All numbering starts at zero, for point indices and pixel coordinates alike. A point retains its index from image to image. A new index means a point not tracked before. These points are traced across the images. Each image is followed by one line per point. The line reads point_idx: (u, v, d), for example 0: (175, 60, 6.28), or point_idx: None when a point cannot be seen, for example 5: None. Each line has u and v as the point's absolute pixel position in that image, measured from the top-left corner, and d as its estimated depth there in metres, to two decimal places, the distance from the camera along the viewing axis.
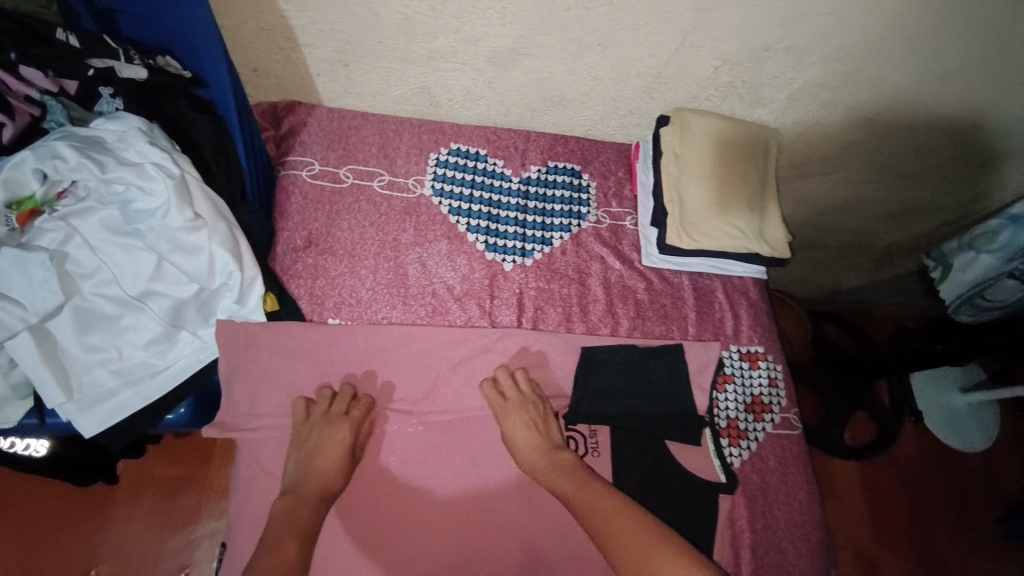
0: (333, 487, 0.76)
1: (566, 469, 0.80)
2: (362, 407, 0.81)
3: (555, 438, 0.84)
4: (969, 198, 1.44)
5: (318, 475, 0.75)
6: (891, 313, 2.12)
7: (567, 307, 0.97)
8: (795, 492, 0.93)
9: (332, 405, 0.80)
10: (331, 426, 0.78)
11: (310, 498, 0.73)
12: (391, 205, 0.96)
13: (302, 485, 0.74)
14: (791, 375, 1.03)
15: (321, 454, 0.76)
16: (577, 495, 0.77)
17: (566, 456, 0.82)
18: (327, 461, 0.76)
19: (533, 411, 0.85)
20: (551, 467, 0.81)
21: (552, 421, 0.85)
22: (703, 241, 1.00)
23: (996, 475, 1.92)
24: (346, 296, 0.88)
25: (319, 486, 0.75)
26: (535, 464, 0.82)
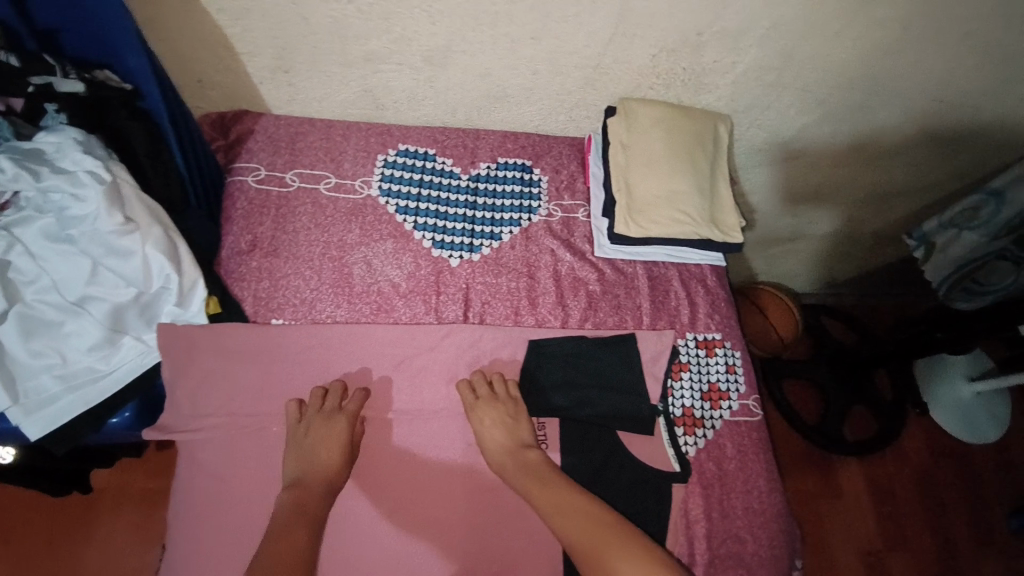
0: (337, 478, 0.77)
1: (528, 466, 0.79)
2: (357, 400, 0.82)
3: (524, 438, 0.83)
4: (947, 177, 1.40)
5: (320, 469, 0.76)
6: (887, 303, 2.06)
7: (516, 301, 0.97)
8: (755, 480, 0.90)
9: (326, 401, 0.81)
10: (327, 421, 0.79)
11: (317, 490, 0.74)
12: (337, 206, 0.97)
13: (306, 479, 0.75)
14: (750, 362, 1.01)
15: (318, 448, 0.77)
16: (537, 492, 0.76)
17: (531, 455, 0.81)
18: (329, 454, 0.77)
19: (503, 410, 0.85)
20: (513, 465, 0.80)
21: (524, 421, 0.84)
22: (653, 228, 0.99)
23: (1005, 465, 1.85)
24: (290, 297, 0.89)
25: (324, 478, 0.75)
26: (499, 461, 0.81)
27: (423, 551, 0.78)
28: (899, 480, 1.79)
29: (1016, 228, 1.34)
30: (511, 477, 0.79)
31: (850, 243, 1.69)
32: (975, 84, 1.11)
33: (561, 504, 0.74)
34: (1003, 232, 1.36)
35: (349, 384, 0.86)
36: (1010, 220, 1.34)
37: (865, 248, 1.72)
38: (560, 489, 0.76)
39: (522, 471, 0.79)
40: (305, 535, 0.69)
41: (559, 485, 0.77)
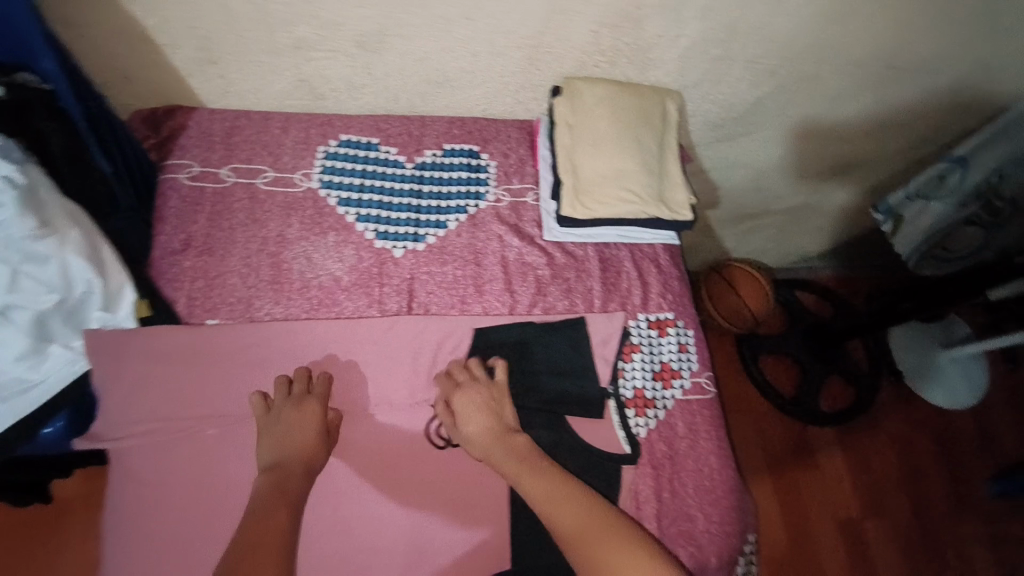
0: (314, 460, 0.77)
1: (519, 453, 0.80)
2: (322, 384, 0.83)
3: (508, 422, 0.84)
4: (910, 145, 1.38)
5: (297, 453, 0.76)
6: (864, 275, 2.06)
7: (462, 290, 0.96)
8: (705, 458, 0.91)
9: (292, 389, 0.82)
10: (295, 407, 0.80)
11: (296, 472, 0.75)
12: (273, 200, 0.94)
13: (284, 462, 0.75)
14: (703, 341, 1.00)
15: (291, 433, 0.77)
16: (525, 481, 0.77)
17: (519, 439, 0.82)
18: (302, 436, 0.78)
19: (484, 395, 0.85)
20: (500, 450, 0.81)
21: (508, 406, 0.85)
22: (599, 210, 0.97)
23: (980, 430, 1.86)
24: (227, 296, 0.87)
25: (301, 461, 0.76)
26: (484, 445, 0.82)
27: (363, 545, 0.80)
28: (875, 449, 1.80)
29: (981, 193, 1.35)
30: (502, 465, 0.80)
31: (820, 216, 1.67)
32: (927, 47, 1.09)
33: (549, 494, 0.75)
34: (969, 199, 1.36)
35: (314, 370, 0.86)
36: (976, 186, 1.34)
37: (837, 220, 1.71)
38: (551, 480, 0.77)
39: (512, 455, 0.80)
40: (284, 514, 0.69)
41: (549, 477, 0.77)
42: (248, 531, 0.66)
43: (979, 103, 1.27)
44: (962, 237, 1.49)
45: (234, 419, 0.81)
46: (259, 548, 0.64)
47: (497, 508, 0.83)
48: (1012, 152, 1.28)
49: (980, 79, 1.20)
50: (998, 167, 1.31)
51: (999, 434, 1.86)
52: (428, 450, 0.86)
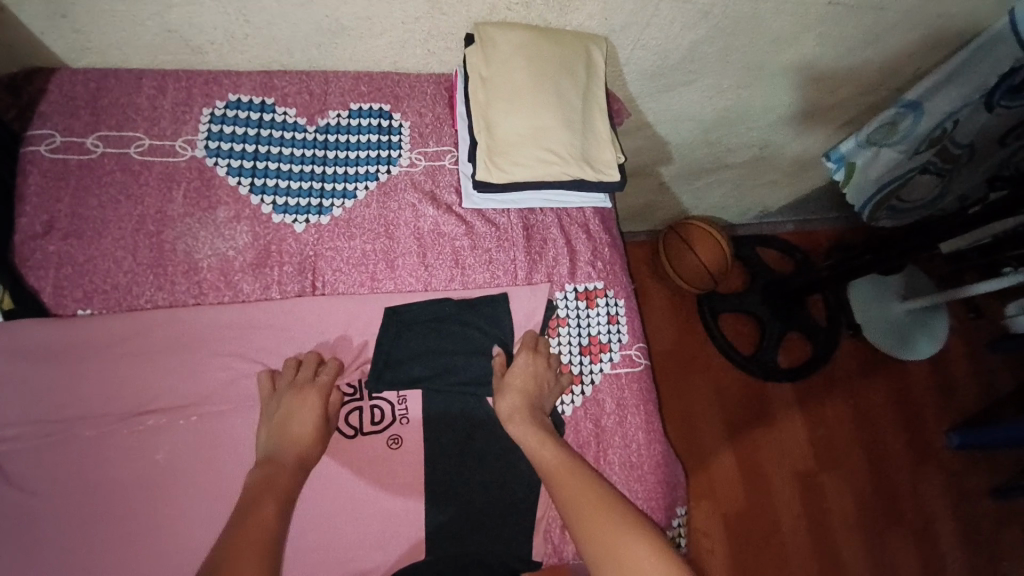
0: (310, 452, 0.75)
1: (543, 425, 0.80)
2: (330, 371, 0.80)
3: (546, 404, 0.83)
4: (863, 91, 1.30)
5: (293, 445, 0.74)
6: (826, 228, 2.01)
7: (371, 266, 0.88)
8: (633, 433, 0.87)
9: (298, 373, 0.79)
10: (298, 394, 0.77)
11: (288, 466, 0.72)
12: (150, 173, 0.85)
13: (277, 455, 0.73)
14: (636, 310, 0.95)
15: (295, 421, 0.75)
16: (548, 464, 0.76)
17: (545, 421, 0.81)
18: (303, 428, 0.75)
19: (542, 371, 0.84)
20: (523, 424, 0.80)
21: (552, 395, 0.84)
22: (517, 172, 0.89)
23: (936, 380, 1.87)
24: (100, 283, 0.79)
25: (296, 454, 0.74)
26: (511, 416, 0.80)
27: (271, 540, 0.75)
28: (833, 402, 1.81)
29: (934, 140, 1.30)
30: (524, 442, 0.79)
31: (775, 169, 1.61)
32: None
33: (569, 482, 0.73)
34: (921, 145, 1.32)
35: (323, 354, 0.83)
36: (929, 133, 1.28)
37: (795, 173, 1.64)
38: (573, 469, 0.75)
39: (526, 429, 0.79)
40: (272, 509, 0.66)
41: (571, 461, 0.76)
42: (240, 525, 0.63)
43: (932, 43, 1.19)
44: (918, 187, 1.46)
45: (117, 418, 0.74)
46: (248, 544, 0.61)
47: (410, 497, 0.80)
48: (965, 96, 1.19)
49: (932, 15, 1.11)
50: (952, 112, 1.23)
51: (954, 383, 1.87)
52: (337, 440, 0.81)
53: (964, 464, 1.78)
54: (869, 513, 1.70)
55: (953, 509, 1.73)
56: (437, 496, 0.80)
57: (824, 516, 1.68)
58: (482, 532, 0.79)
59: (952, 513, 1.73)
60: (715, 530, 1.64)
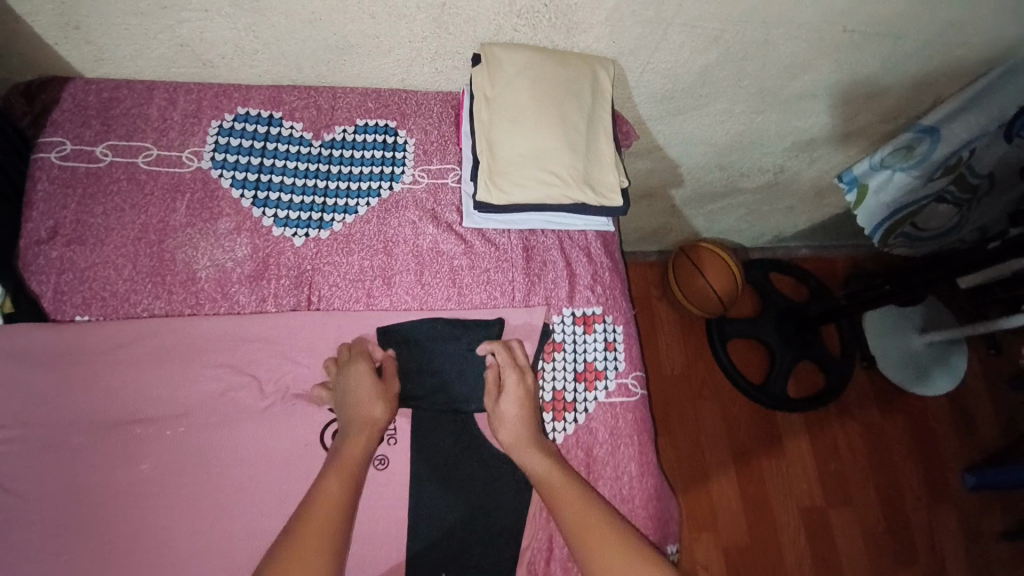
0: (377, 416, 0.75)
1: (543, 446, 0.78)
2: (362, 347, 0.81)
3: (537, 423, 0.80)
4: (879, 119, 1.27)
5: (355, 414, 0.74)
6: (842, 254, 1.97)
7: (368, 283, 0.87)
8: (625, 465, 0.85)
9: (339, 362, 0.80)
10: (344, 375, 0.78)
11: (355, 436, 0.72)
12: (156, 182, 0.86)
13: (345, 433, 0.73)
14: (634, 337, 0.93)
15: (353, 394, 0.75)
16: (565, 503, 0.72)
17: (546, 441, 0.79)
18: (359, 397, 0.75)
19: (524, 387, 0.82)
20: (530, 452, 0.77)
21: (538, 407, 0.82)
22: (518, 192, 0.88)
23: (954, 418, 1.80)
24: (98, 290, 0.80)
25: (362, 422, 0.74)
26: (515, 444, 0.78)
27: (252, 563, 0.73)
28: (845, 435, 1.75)
29: (950, 166, 1.26)
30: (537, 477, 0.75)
31: (789, 195, 1.58)
32: (892, 7, 0.98)
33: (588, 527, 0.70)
34: (936, 171, 1.29)
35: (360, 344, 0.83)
36: (945, 159, 1.25)
37: (810, 198, 1.61)
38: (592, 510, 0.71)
39: (539, 458, 0.76)
40: (336, 485, 0.68)
41: (588, 501, 0.72)
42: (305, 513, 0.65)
43: (950, 73, 1.16)
44: (936, 215, 1.42)
45: (104, 427, 0.74)
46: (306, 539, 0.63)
47: (394, 520, 0.79)
48: (983, 125, 1.17)
49: (950, 44, 1.08)
50: (970, 141, 1.20)
51: (973, 422, 1.80)
52: None
53: (983, 507, 1.71)
54: (879, 555, 1.63)
55: (970, 554, 1.65)
56: (421, 520, 0.79)
57: (831, 555, 1.62)
58: (463, 561, 0.77)
59: (969, 559, 1.65)
60: (715, 561, 1.58)
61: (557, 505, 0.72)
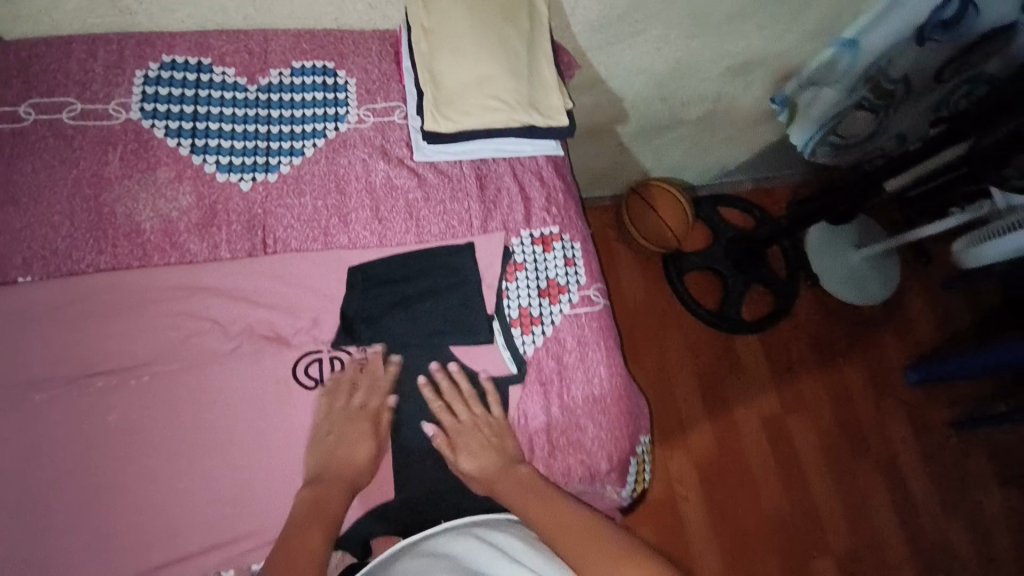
0: (363, 473, 0.76)
1: (513, 471, 0.78)
2: (378, 392, 0.80)
3: (514, 453, 0.81)
4: (805, 37, 1.33)
5: (345, 466, 0.74)
6: (785, 184, 2.07)
7: (323, 222, 0.87)
8: (595, 368, 0.89)
9: (350, 398, 0.79)
10: (351, 422, 0.77)
11: (338, 488, 0.72)
12: (85, 136, 0.82)
13: (328, 478, 0.73)
14: (592, 252, 0.97)
15: (350, 446, 0.75)
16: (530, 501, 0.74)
17: (523, 470, 0.78)
18: (356, 452, 0.75)
19: (485, 429, 0.81)
20: (506, 481, 0.77)
21: (510, 438, 0.82)
22: (464, 121, 0.90)
23: (893, 322, 1.94)
24: (36, 248, 0.76)
25: (349, 476, 0.74)
26: (492, 476, 0.78)
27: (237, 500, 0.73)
28: (799, 349, 1.87)
29: (869, 78, 1.39)
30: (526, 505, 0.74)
31: (731, 123, 1.63)
32: None
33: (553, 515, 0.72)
34: (858, 85, 1.41)
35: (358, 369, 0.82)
36: (865, 71, 1.38)
37: (750, 128, 1.68)
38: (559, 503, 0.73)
39: (514, 488, 0.76)
40: (318, 537, 0.66)
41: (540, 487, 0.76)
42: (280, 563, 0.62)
43: None
44: (855, 123, 1.52)
45: (64, 383, 0.72)
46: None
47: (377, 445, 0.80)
48: (897, 35, 1.28)
49: None
50: (886, 51, 1.32)
51: (912, 324, 1.95)
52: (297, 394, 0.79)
53: (926, 399, 1.87)
54: (836, 448, 1.78)
55: (916, 440, 1.82)
56: (404, 444, 0.81)
57: (792, 453, 1.75)
58: (448, 472, 0.80)
59: (915, 445, 1.82)
60: (690, 476, 1.68)
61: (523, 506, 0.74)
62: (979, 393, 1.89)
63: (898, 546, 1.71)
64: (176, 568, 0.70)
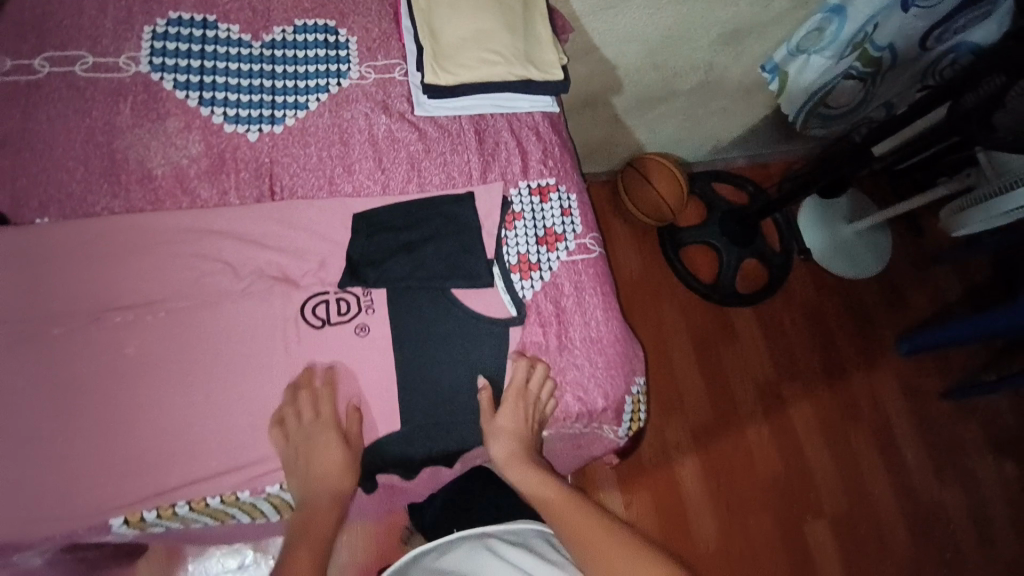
0: (345, 485, 0.77)
1: (530, 458, 0.83)
2: (326, 402, 0.79)
3: (535, 443, 0.86)
4: (793, 4, 1.36)
5: (323, 483, 0.75)
6: (779, 160, 2.10)
7: (328, 171, 0.90)
8: (592, 311, 0.93)
9: (303, 415, 0.78)
10: (312, 441, 0.77)
11: (323, 505, 0.74)
12: (96, 88, 0.85)
13: (311, 498, 0.75)
14: (588, 204, 1.00)
15: (320, 464, 0.76)
16: (541, 491, 0.80)
17: (540, 461, 0.84)
18: (328, 468, 0.76)
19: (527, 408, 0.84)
20: (523, 470, 0.82)
21: (537, 427, 0.86)
22: (463, 74, 0.93)
23: (884, 293, 1.98)
24: (54, 192, 0.80)
25: (330, 491, 0.76)
26: (534, 485, 0.81)
27: (249, 427, 0.77)
28: (791, 319, 1.91)
29: (856, 43, 1.40)
30: (536, 493, 0.80)
31: (723, 95, 1.66)
32: None
33: (561, 503, 0.78)
34: (846, 50, 1.43)
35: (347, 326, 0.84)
36: (852, 37, 1.39)
37: (743, 100, 1.71)
38: (567, 494, 0.80)
39: (556, 498, 0.79)
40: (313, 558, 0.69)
41: (549, 476, 0.82)
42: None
43: None
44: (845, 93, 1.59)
45: (83, 317, 0.76)
46: None
47: (384, 382, 0.83)
48: None
49: None
50: (872, 15, 1.33)
51: (902, 295, 1.99)
52: (306, 331, 0.82)
53: (916, 369, 1.92)
54: (828, 416, 1.82)
55: (907, 408, 1.87)
56: (408, 381, 0.83)
57: (786, 420, 1.79)
58: (450, 407, 0.84)
59: (906, 413, 1.86)
60: (687, 443, 1.72)
61: (536, 496, 0.80)
62: (969, 363, 1.94)
63: (889, 511, 1.75)
64: (191, 490, 0.74)
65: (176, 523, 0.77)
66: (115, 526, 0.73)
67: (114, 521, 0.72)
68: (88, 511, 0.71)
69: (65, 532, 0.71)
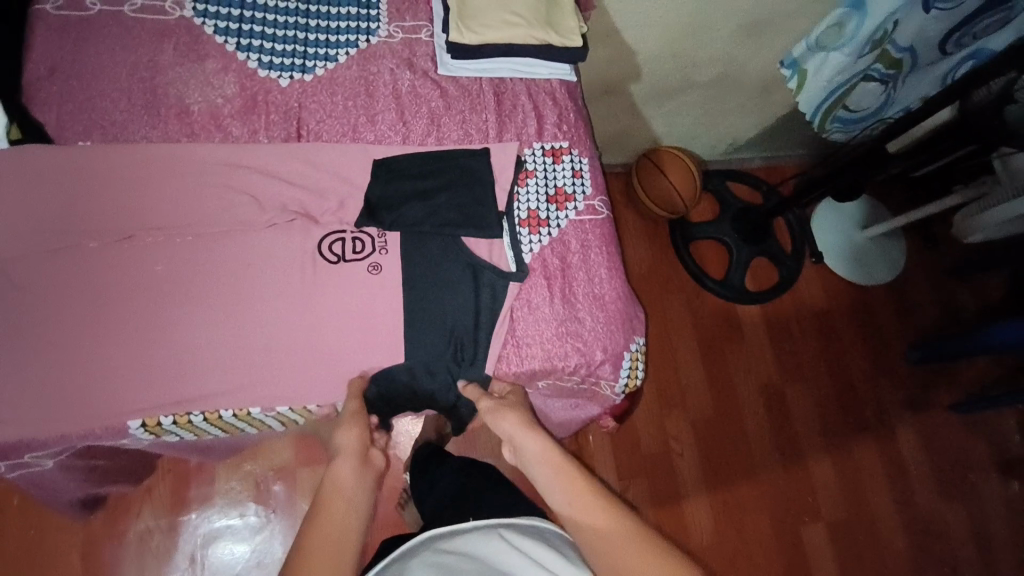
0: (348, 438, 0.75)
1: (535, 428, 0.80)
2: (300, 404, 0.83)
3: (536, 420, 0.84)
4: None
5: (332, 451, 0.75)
6: (796, 163, 2.12)
7: (353, 119, 0.95)
8: (597, 269, 0.96)
9: None
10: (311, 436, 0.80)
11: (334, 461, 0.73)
12: (143, 27, 0.90)
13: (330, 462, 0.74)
14: (598, 168, 1.03)
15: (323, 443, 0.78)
16: (545, 461, 0.76)
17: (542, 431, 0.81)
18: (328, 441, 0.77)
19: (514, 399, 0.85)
20: (526, 437, 0.79)
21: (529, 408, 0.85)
22: (488, 33, 0.97)
23: (895, 301, 1.97)
24: (98, 118, 0.86)
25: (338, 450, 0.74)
26: (537, 450, 0.77)
27: (261, 348, 0.81)
28: (799, 319, 1.91)
29: (877, 41, 1.35)
30: (539, 460, 0.77)
31: (741, 90, 1.69)
32: None
33: (566, 474, 0.74)
34: (865, 48, 1.36)
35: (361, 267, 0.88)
36: (871, 35, 1.32)
37: (761, 96, 1.73)
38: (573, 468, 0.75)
39: (561, 471, 0.75)
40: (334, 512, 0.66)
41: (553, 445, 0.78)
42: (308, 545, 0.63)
43: None
44: (866, 93, 1.53)
45: (117, 236, 0.82)
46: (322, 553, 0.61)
47: (392, 320, 0.86)
48: None
49: None
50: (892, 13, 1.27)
51: (913, 304, 1.97)
52: (321, 267, 0.86)
53: (923, 381, 1.90)
54: (829, 420, 1.81)
55: (911, 419, 1.85)
56: (414, 322, 0.87)
57: (787, 421, 1.79)
58: (454, 350, 0.87)
59: (909, 423, 1.85)
60: (686, 436, 1.72)
61: (536, 466, 0.77)
62: (978, 379, 1.92)
63: (887, 521, 1.73)
64: (203, 402, 0.79)
65: (189, 433, 0.84)
66: (133, 429, 0.78)
67: (132, 425, 0.77)
68: (109, 412, 0.76)
69: (86, 431, 0.76)
